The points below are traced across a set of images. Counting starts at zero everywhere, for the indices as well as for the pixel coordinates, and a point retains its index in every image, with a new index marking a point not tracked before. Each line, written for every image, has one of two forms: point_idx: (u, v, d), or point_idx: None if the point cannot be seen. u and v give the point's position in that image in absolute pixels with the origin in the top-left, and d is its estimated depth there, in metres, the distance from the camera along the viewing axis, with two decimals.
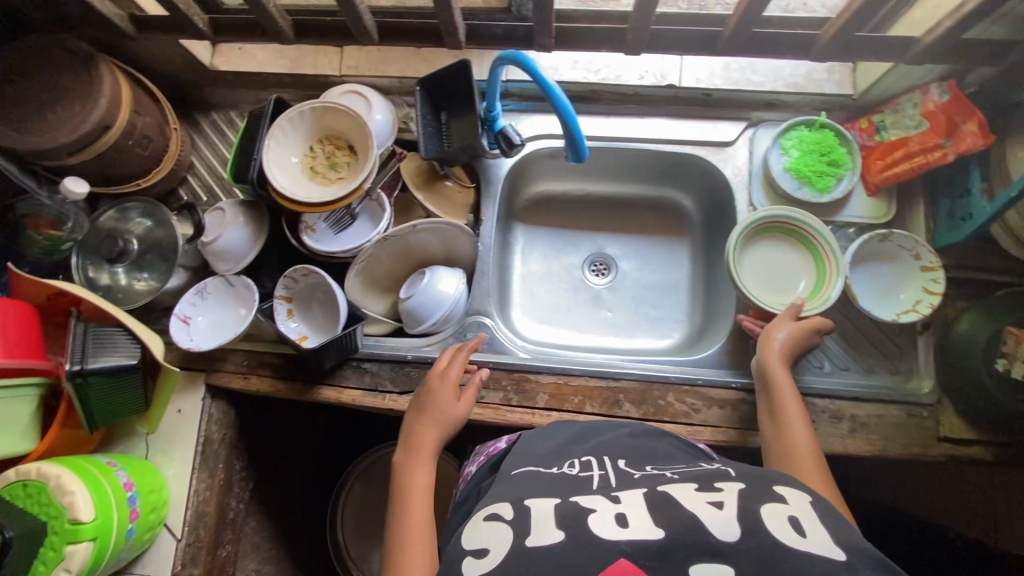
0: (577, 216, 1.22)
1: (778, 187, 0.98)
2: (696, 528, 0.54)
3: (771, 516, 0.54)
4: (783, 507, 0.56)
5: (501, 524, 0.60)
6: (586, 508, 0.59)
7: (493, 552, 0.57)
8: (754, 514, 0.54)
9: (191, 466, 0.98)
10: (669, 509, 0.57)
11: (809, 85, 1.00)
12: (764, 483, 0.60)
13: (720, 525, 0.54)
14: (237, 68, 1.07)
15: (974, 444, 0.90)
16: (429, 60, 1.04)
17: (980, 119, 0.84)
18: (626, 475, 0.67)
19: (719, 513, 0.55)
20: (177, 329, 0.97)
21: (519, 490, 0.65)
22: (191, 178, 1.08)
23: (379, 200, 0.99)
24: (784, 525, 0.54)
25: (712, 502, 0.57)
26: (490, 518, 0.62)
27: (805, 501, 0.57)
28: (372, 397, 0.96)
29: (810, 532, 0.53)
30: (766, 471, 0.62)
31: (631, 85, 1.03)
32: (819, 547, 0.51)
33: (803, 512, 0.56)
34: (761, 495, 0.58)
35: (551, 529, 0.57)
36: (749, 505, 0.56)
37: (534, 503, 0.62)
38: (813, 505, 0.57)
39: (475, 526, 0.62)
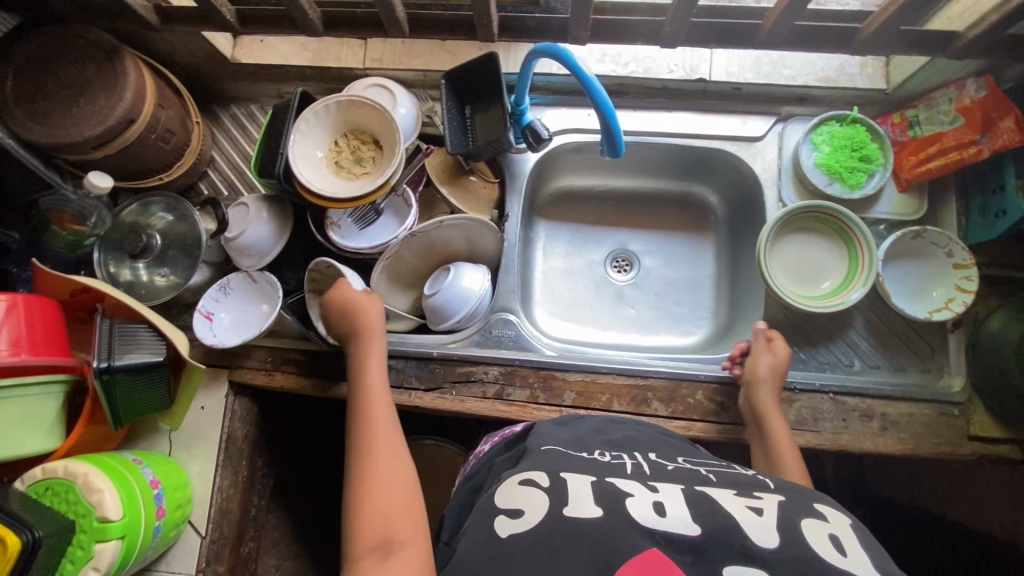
0: (598, 212, 1.21)
1: (809, 183, 0.97)
2: (732, 530, 0.53)
3: (812, 532, 0.53)
4: (822, 523, 0.54)
5: (538, 491, 0.59)
6: (622, 491, 0.58)
7: (529, 513, 0.56)
8: (792, 526, 0.53)
9: (215, 464, 0.97)
10: (708, 506, 0.56)
11: (841, 78, 0.98)
12: (803, 499, 0.58)
13: (761, 534, 0.52)
14: (258, 61, 1.05)
15: (1003, 442, 0.90)
16: (454, 53, 1.03)
17: (1018, 115, 0.83)
18: (659, 467, 0.66)
19: (759, 520, 0.54)
20: (200, 325, 0.96)
21: (553, 463, 0.64)
22: (212, 173, 1.07)
23: (404, 195, 0.98)
24: (824, 541, 0.52)
25: (752, 509, 0.55)
26: (525, 482, 0.60)
27: (852, 521, 0.56)
28: (397, 395, 0.95)
29: (851, 551, 0.51)
30: (803, 487, 0.60)
31: (660, 78, 1.01)
32: (857, 566, 0.50)
33: (844, 531, 0.54)
34: (799, 509, 0.56)
35: (589, 504, 0.56)
36: (789, 516, 0.54)
37: (569, 477, 0.61)
38: (854, 527, 0.55)
39: (506, 489, 0.60)
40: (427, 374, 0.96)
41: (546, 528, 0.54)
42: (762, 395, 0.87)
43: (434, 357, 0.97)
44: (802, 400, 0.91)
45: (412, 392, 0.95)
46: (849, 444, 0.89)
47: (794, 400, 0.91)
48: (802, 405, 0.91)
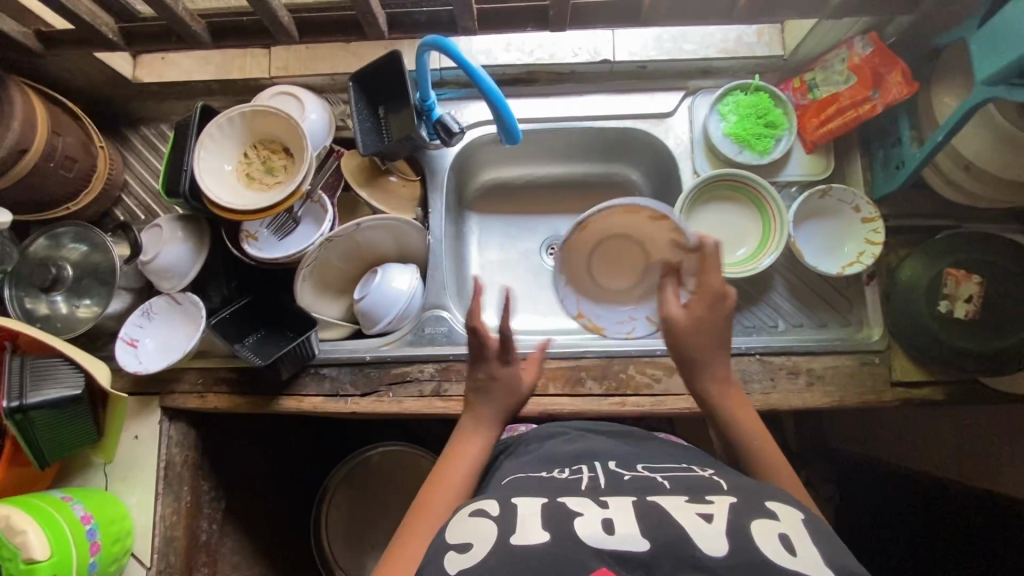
0: (529, 201, 1.22)
1: (719, 153, 0.99)
2: (682, 540, 0.54)
3: (761, 534, 0.54)
4: (773, 522, 0.56)
5: (488, 521, 0.60)
6: (573, 511, 0.59)
7: (477, 546, 0.57)
8: (741, 530, 0.54)
9: (155, 493, 0.95)
10: (659, 522, 0.56)
11: (741, 49, 1.00)
12: (755, 499, 0.59)
13: (709, 541, 0.53)
14: (161, 79, 1.03)
15: (926, 385, 0.93)
16: (360, 55, 1.02)
17: (903, 68, 0.86)
18: (615, 478, 0.67)
19: (707, 526, 0.55)
20: (125, 354, 0.94)
21: (509, 489, 0.66)
22: (127, 198, 1.05)
23: (321, 201, 0.97)
24: (774, 542, 0.54)
25: (702, 516, 0.57)
26: (477, 514, 0.62)
27: (806, 518, 0.58)
28: (334, 403, 0.94)
29: (800, 551, 0.53)
30: (756, 486, 0.62)
31: (566, 63, 1.01)
32: (808, 566, 0.51)
33: (793, 529, 0.56)
34: (749, 511, 0.57)
35: (537, 529, 0.57)
36: (740, 520, 0.56)
37: (519, 500, 0.62)
38: (804, 522, 0.57)
39: (458, 523, 0.61)
40: (361, 379, 0.95)
41: (491, 561, 0.54)
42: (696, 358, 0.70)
43: (368, 361, 0.96)
44: (730, 364, 0.93)
45: (348, 399, 0.94)
46: (779, 402, 0.92)
47: None
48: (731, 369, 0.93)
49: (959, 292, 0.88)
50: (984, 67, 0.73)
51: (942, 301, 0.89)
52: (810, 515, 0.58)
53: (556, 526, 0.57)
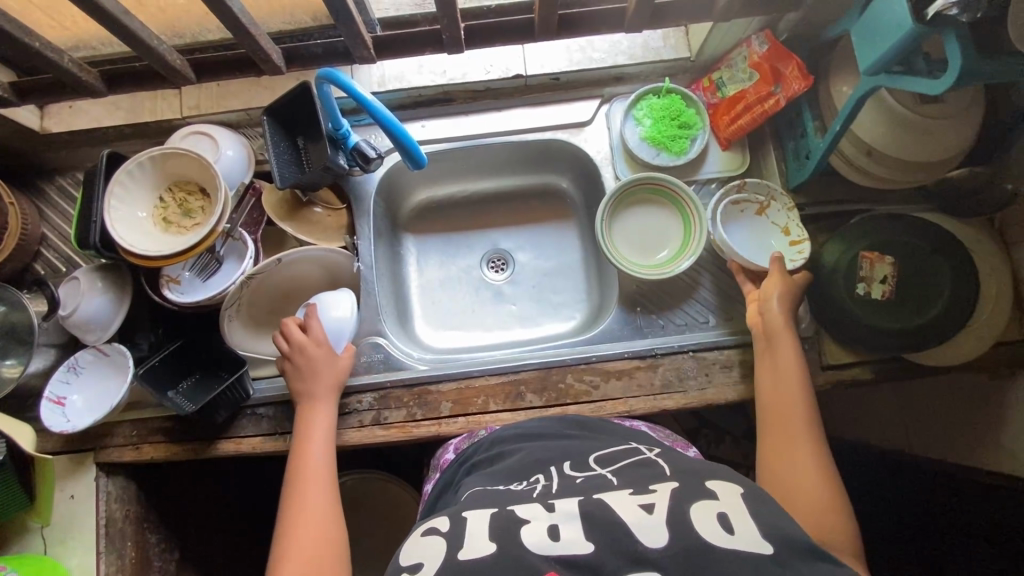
0: (464, 217, 1.22)
1: (637, 158, 1.01)
2: (625, 536, 0.54)
3: (700, 516, 0.55)
4: (713, 503, 0.56)
5: (437, 537, 0.59)
6: (519, 518, 0.59)
7: (426, 565, 0.56)
8: (682, 515, 0.55)
9: (95, 552, 0.92)
10: (600, 519, 0.57)
11: (649, 53, 1.02)
12: (696, 480, 0.60)
13: (649, 532, 0.54)
14: (70, 127, 1.01)
15: (856, 366, 0.95)
16: (272, 88, 1.01)
17: (798, 63, 0.88)
18: (569, 481, 0.65)
19: (648, 518, 0.56)
20: (50, 413, 0.91)
21: (463, 503, 0.64)
22: (46, 251, 1.02)
23: (241, 237, 0.96)
24: (712, 523, 0.54)
25: (643, 506, 0.57)
26: (428, 532, 0.61)
27: (744, 489, 0.58)
28: (272, 442, 0.93)
29: (738, 529, 0.54)
30: (698, 468, 0.62)
31: (480, 81, 1.02)
32: (745, 543, 0.52)
33: (732, 507, 0.56)
34: (691, 494, 0.58)
35: (482, 540, 0.56)
36: (679, 507, 0.56)
37: (470, 513, 0.61)
38: (743, 497, 0.57)
39: (410, 544, 0.60)
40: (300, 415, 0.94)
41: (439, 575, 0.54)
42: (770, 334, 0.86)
43: None
44: (665, 363, 0.95)
45: (288, 437, 0.93)
46: (716, 397, 0.93)
47: (658, 364, 0.95)
48: (667, 368, 0.95)
49: (872, 273, 0.91)
50: (866, 58, 0.75)
51: (860, 284, 0.92)
52: (749, 487, 0.59)
53: (502, 536, 0.56)
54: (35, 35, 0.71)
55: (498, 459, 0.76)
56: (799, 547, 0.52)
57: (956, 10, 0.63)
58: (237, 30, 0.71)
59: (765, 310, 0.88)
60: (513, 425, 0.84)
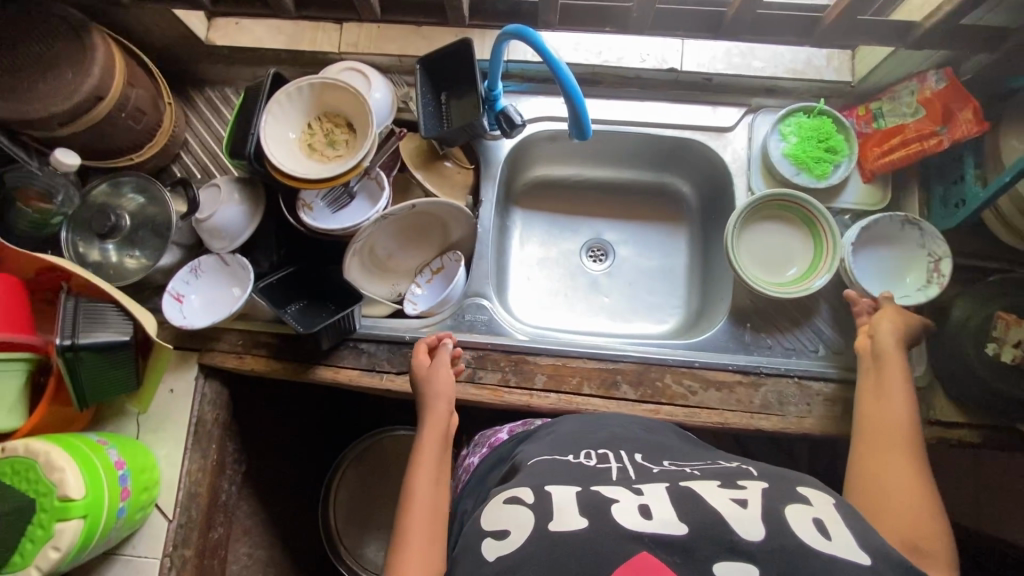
0: (574, 201, 1.22)
1: (777, 173, 0.99)
2: (719, 523, 0.52)
3: (796, 518, 0.53)
4: (807, 508, 0.54)
5: (523, 508, 0.58)
6: (607, 498, 0.57)
7: (514, 533, 0.55)
8: (777, 514, 0.53)
9: (184, 447, 0.96)
10: (694, 503, 0.55)
11: (809, 71, 1.00)
12: (787, 484, 0.58)
13: (744, 524, 0.52)
14: (233, 43, 1.04)
15: (963, 427, 0.92)
16: (429, 39, 1.03)
17: (975, 106, 0.86)
18: (644, 468, 0.64)
19: (743, 511, 0.53)
20: (169, 307, 0.95)
21: (540, 476, 0.63)
22: (185, 156, 1.06)
23: (377, 178, 0.98)
24: (810, 527, 0.52)
25: (735, 500, 0.55)
26: (512, 501, 0.59)
27: (838, 502, 0.56)
28: (369, 377, 0.95)
29: (836, 535, 0.51)
30: (788, 472, 0.60)
31: (633, 68, 1.02)
32: (844, 550, 0.50)
33: (829, 515, 0.54)
34: (784, 495, 0.56)
35: (573, 514, 0.55)
36: (774, 506, 0.54)
37: (553, 489, 0.59)
38: (836, 506, 0.55)
39: (492, 510, 0.60)
40: (399, 358, 0.96)
41: (531, 551, 0.53)
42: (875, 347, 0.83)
43: (406, 341, 0.97)
44: (768, 384, 0.93)
45: (384, 375, 0.95)
46: (813, 428, 0.91)
47: (760, 383, 0.93)
48: (768, 389, 0.93)
49: (1008, 335, 0.85)
50: None
51: (989, 343, 0.87)
52: (841, 499, 0.57)
53: None
54: None
55: (554, 432, 0.75)
56: (900, 566, 0.50)
57: None
58: None
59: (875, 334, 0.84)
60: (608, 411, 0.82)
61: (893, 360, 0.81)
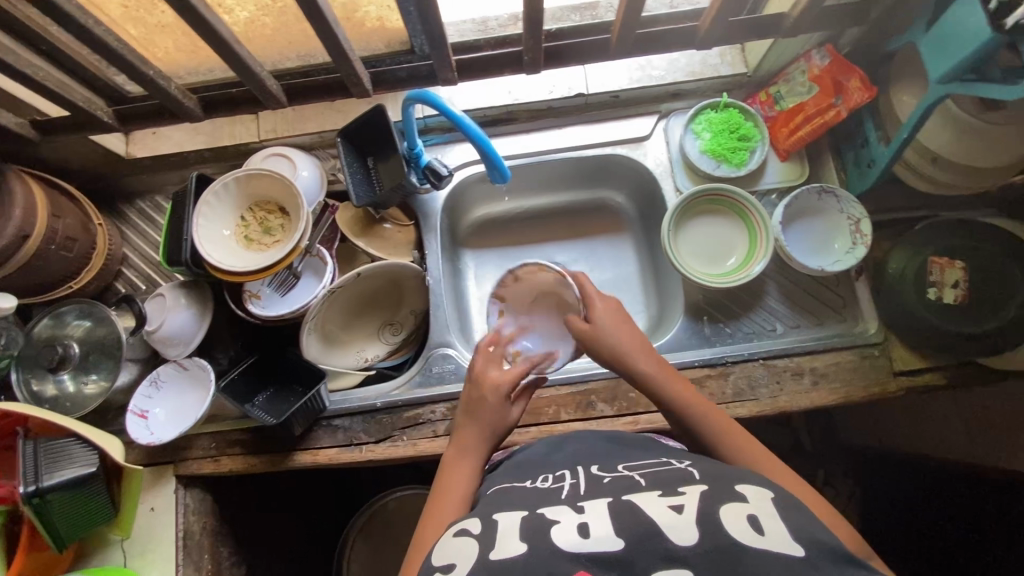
0: (521, 232, 1.24)
1: (699, 169, 1.03)
2: (653, 534, 0.52)
3: (730, 516, 0.52)
4: (741, 506, 0.54)
5: (470, 539, 0.57)
6: (550, 519, 0.56)
7: (460, 566, 0.54)
8: (712, 516, 0.52)
9: (175, 564, 0.93)
10: (632, 516, 0.54)
11: (706, 70, 1.06)
12: (725, 483, 0.57)
13: (678, 531, 0.51)
14: (154, 152, 1.06)
15: (927, 372, 0.95)
16: (345, 111, 1.06)
17: (860, 75, 0.91)
18: (595, 480, 0.64)
19: (678, 517, 0.53)
20: (135, 426, 0.94)
21: (488, 505, 0.62)
22: (127, 270, 1.07)
23: (320, 254, 0.99)
24: (742, 523, 0.52)
25: (672, 507, 0.54)
26: (460, 534, 0.59)
27: (775, 494, 0.56)
28: (349, 453, 0.94)
29: (768, 529, 0.51)
30: (727, 471, 0.59)
31: (544, 100, 1.06)
32: (775, 543, 0.50)
33: (762, 509, 0.53)
34: (722, 496, 0.55)
35: (514, 540, 0.54)
36: (709, 507, 0.54)
37: (500, 516, 0.59)
38: (773, 501, 0.55)
39: (441, 545, 0.59)
40: (375, 426, 0.96)
41: None
42: (613, 353, 0.77)
43: (379, 408, 0.96)
44: (736, 371, 0.95)
45: (363, 447, 0.95)
46: (788, 405, 0.93)
47: (728, 372, 0.95)
48: (737, 376, 0.95)
49: (944, 278, 0.91)
50: (936, 67, 0.76)
51: (930, 289, 0.92)
52: (781, 493, 0.56)
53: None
54: (149, 64, 0.76)
55: (524, 456, 0.75)
56: (832, 552, 0.49)
57: None
58: (338, 56, 0.77)
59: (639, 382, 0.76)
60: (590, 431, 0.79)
61: (640, 355, 0.76)
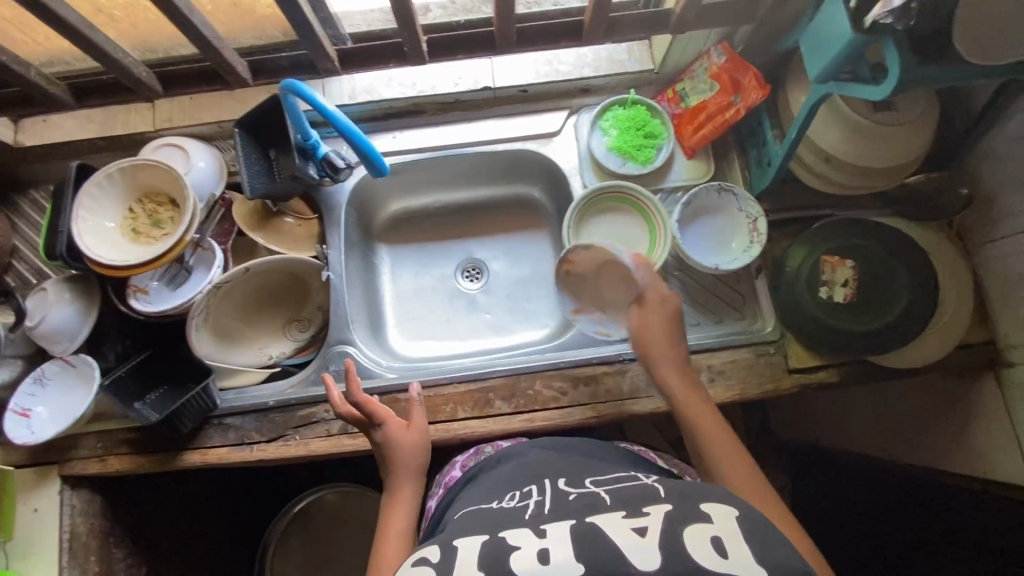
0: (439, 227, 1.21)
1: (605, 167, 1.03)
2: (613, 557, 0.48)
3: (694, 538, 0.48)
4: (708, 526, 0.49)
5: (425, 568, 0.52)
6: (508, 545, 0.51)
7: None
8: (675, 538, 0.48)
9: (59, 567, 0.91)
10: (594, 539, 0.50)
11: (614, 65, 1.05)
12: (690, 500, 0.53)
13: (641, 555, 0.47)
14: (45, 141, 1.02)
15: (821, 369, 0.95)
16: (244, 100, 1.03)
17: (755, 72, 0.91)
18: (561, 498, 0.60)
19: (641, 541, 0.49)
20: (14, 424, 0.90)
21: (451, 531, 0.57)
22: (19, 263, 1.01)
23: (209, 247, 0.97)
24: (706, 547, 0.48)
25: (636, 529, 0.50)
26: (417, 563, 0.53)
27: (740, 513, 0.51)
28: (239, 452, 0.92)
29: (733, 554, 0.47)
30: (693, 485, 0.54)
31: (449, 93, 1.05)
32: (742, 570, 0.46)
33: (729, 530, 0.49)
34: (686, 515, 0.51)
35: (468, 568, 0.50)
36: (674, 529, 0.49)
37: (459, 541, 0.54)
38: (738, 520, 0.50)
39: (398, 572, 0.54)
40: (267, 425, 0.94)
41: None
42: (655, 333, 0.78)
43: (271, 407, 0.95)
44: (634, 369, 0.95)
45: (254, 446, 0.93)
46: None
47: (626, 369, 0.95)
48: (635, 374, 0.95)
49: (834, 277, 0.93)
50: (814, 66, 0.76)
51: (822, 288, 0.93)
52: (746, 511, 0.51)
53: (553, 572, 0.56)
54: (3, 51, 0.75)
55: (495, 478, 0.72)
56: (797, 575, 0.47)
57: None
58: (202, 44, 0.77)
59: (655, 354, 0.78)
60: (557, 441, 0.79)
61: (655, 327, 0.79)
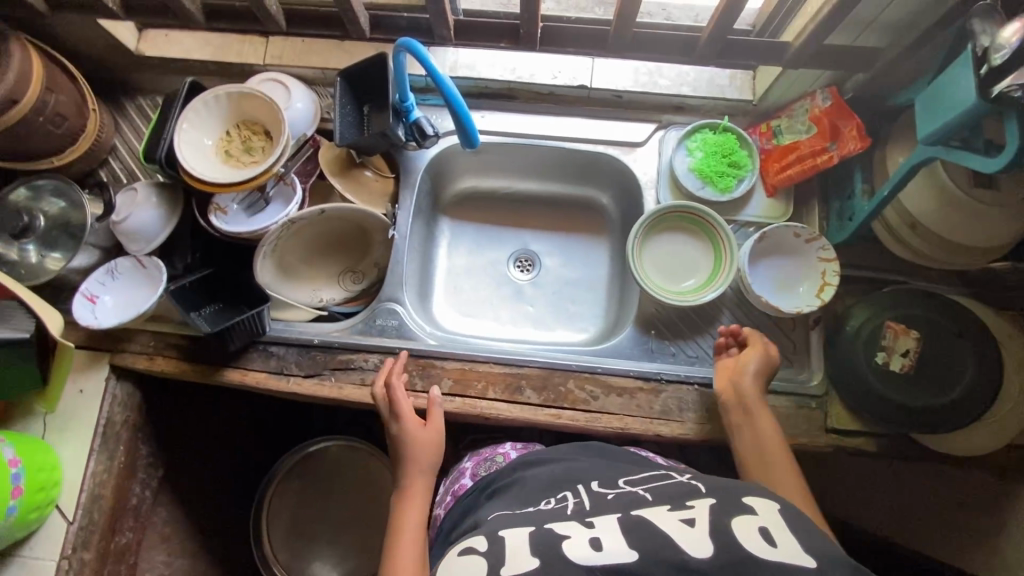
0: (503, 212, 1.23)
1: (682, 187, 1.03)
2: (667, 546, 0.53)
3: (741, 527, 0.54)
4: (751, 517, 0.56)
5: (476, 558, 0.57)
6: (558, 534, 0.58)
7: None
8: (724, 529, 0.54)
9: (89, 449, 0.95)
10: (644, 531, 0.56)
11: (714, 89, 1.05)
12: (732, 496, 0.59)
13: (692, 542, 0.53)
14: (162, 53, 1.08)
15: (859, 435, 0.93)
16: (351, 52, 1.06)
17: (858, 123, 0.90)
18: (600, 498, 0.65)
19: (689, 530, 0.55)
20: (81, 307, 0.96)
21: (494, 524, 0.63)
22: (113, 161, 1.08)
23: (291, 182, 1.00)
24: (754, 534, 0.54)
25: (684, 520, 0.56)
26: (465, 554, 0.59)
27: (781, 507, 0.58)
28: (276, 379, 0.96)
29: (779, 541, 0.53)
30: (733, 484, 0.62)
31: (545, 84, 1.07)
32: (787, 553, 0.51)
33: (772, 521, 0.55)
34: (730, 508, 0.57)
35: (524, 555, 0.55)
36: (721, 520, 0.56)
37: (507, 533, 0.60)
38: (780, 512, 0.57)
39: (447, 565, 0.59)
40: (308, 361, 0.97)
41: None
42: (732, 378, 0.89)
43: (315, 345, 0.98)
44: (668, 391, 0.95)
45: (291, 378, 0.96)
46: (711, 435, 0.92)
47: (661, 390, 0.95)
48: (668, 395, 0.95)
49: (896, 344, 0.89)
50: (926, 126, 0.74)
51: (879, 352, 0.90)
52: (785, 505, 0.58)
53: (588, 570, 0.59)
54: None
55: (510, 482, 0.74)
56: (843, 560, 0.51)
57: (1020, 91, 0.60)
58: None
59: (738, 380, 0.88)
60: (566, 443, 0.81)
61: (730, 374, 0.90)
